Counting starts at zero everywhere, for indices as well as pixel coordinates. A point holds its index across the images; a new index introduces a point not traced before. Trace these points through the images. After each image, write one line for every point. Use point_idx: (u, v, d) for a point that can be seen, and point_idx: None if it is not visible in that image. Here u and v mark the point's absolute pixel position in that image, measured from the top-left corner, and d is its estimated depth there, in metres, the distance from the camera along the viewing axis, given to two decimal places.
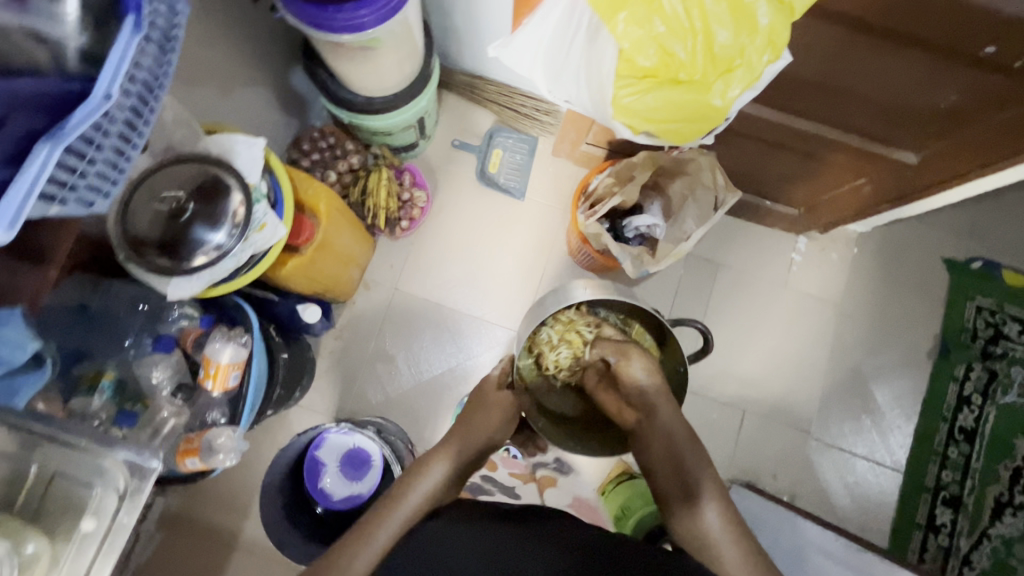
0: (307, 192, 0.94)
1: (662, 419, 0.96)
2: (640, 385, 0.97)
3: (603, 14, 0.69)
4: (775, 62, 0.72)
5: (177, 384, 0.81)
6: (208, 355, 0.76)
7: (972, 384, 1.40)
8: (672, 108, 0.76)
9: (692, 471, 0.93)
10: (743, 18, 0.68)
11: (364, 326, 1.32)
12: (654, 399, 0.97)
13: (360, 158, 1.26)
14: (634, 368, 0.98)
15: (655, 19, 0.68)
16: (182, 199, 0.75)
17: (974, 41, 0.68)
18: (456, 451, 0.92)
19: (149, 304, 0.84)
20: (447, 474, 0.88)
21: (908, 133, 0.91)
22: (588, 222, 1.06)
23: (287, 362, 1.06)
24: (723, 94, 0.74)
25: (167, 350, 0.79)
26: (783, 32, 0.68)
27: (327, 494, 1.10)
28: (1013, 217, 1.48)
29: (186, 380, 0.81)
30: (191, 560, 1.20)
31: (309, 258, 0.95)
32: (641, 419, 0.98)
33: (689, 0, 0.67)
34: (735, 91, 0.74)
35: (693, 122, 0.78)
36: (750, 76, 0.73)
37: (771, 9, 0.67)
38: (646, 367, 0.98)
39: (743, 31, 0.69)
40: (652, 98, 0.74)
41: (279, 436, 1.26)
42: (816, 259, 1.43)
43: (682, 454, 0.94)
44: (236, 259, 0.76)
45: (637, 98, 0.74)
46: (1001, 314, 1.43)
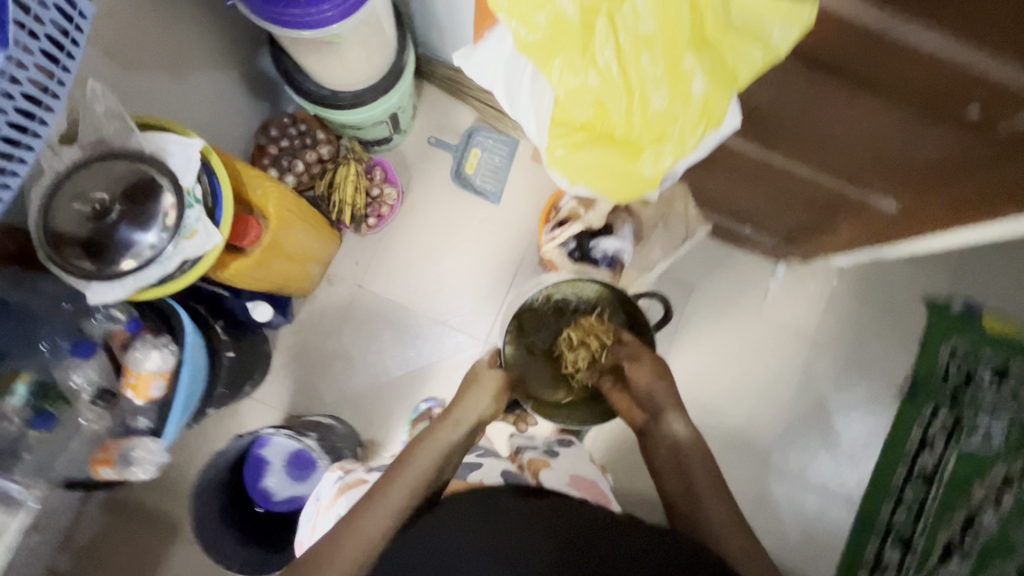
0: (256, 192, 0.90)
1: (671, 421, 0.85)
2: (651, 387, 0.88)
3: (536, 60, 0.65)
4: (711, 133, 0.68)
5: (99, 387, 0.79)
6: (130, 364, 0.76)
7: (937, 427, 1.37)
8: (604, 168, 0.73)
9: (695, 477, 0.79)
10: (679, 85, 0.63)
11: (323, 322, 1.29)
12: (663, 402, 0.87)
13: (330, 149, 1.21)
14: (645, 372, 0.89)
15: (590, 72, 0.64)
16: (107, 201, 0.72)
17: (955, 104, 0.65)
18: (451, 435, 0.79)
19: (74, 302, 0.77)
20: (445, 451, 0.77)
21: (890, 183, 0.86)
22: (546, 245, 1.09)
23: (232, 361, 1.04)
24: (655, 162, 0.71)
25: (88, 354, 0.77)
26: (718, 105, 0.64)
27: (269, 494, 1.09)
28: (1005, 259, 1.40)
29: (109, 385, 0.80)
30: (134, 545, 1.19)
31: (256, 259, 0.91)
32: (649, 421, 0.88)
33: (624, 59, 0.63)
34: (670, 160, 0.70)
35: (628, 187, 0.75)
36: (682, 148, 0.69)
37: (706, 82, 0.62)
38: (649, 367, 0.89)
39: (679, 97, 0.64)
40: (584, 153, 0.72)
41: (230, 427, 1.24)
42: (793, 289, 1.39)
43: (688, 458, 0.81)
44: (164, 265, 0.72)
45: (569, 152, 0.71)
46: (976, 358, 1.37)
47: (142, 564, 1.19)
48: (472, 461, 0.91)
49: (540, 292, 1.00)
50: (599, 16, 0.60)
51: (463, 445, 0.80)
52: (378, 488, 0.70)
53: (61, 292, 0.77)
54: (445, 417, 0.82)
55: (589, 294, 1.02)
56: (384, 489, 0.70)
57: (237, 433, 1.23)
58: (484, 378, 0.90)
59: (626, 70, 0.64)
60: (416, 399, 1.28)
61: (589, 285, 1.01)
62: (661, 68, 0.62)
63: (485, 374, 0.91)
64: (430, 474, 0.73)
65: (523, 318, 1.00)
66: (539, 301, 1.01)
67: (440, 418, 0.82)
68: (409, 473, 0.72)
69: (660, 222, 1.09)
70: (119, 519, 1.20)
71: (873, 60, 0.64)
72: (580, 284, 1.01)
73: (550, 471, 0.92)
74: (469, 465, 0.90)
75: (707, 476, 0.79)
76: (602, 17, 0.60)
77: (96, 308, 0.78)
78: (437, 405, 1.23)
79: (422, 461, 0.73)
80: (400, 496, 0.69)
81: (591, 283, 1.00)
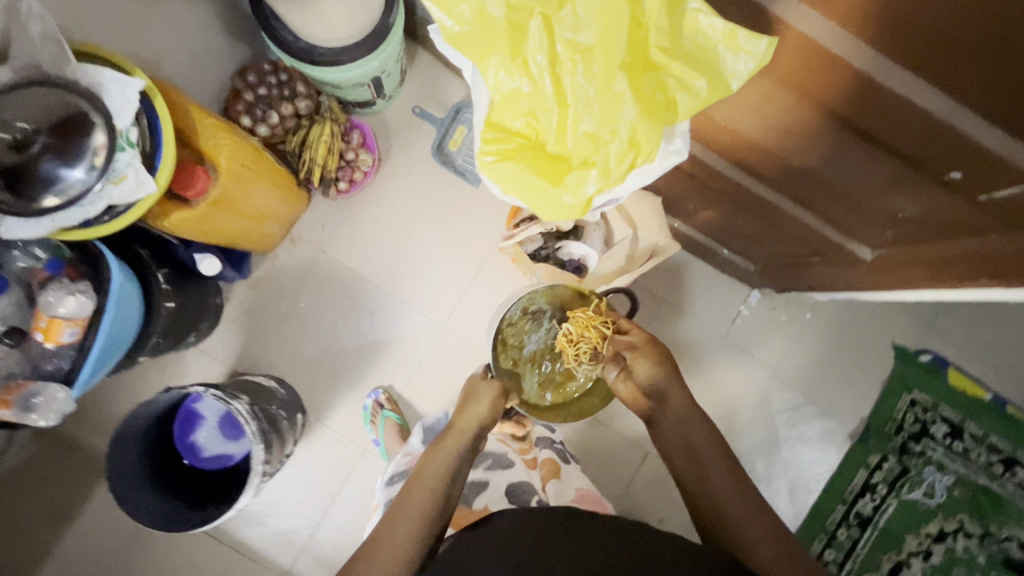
0: (207, 142, 0.86)
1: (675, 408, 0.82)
2: (653, 374, 0.85)
3: (464, 52, 0.57)
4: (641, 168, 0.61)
5: (6, 324, 0.78)
6: (41, 308, 0.76)
7: (882, 474, 1.28)
8: (527, 186, 0.62)
9: (707, 464, 0.76)
10: (609, 105, 0.57)
11: (281, 282, 1.25)
12: (667, 386, 0.84)
13: (308, 105, 1.12)
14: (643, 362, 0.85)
15: (520, 74, 0.57)
16: (30, 131, 0.67)
17: (940, 162, 0.63)
18: (454, 445, 0.80)
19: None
20: (454, 457, 0.79)
21: (866, 229, 0.83)
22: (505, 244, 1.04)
23: (172, 312, 1.00)
24: (577, 191, 0.61)
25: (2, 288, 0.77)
26: (647, 135, 0.58)
27: (198, 450, 1.09)
28: (991, 320, 1.32)
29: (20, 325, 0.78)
30: (60, 476, 1.18)
31: (200, 212, 0.87)
32: (653, 409, 0.85)
33: (556, 67, 0.56)
34: (594, 189, 0.61)
35: (549, 213, 0.64)
36: (609, 179, 0.60)
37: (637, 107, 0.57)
38: (650, 354, 0.85)
39: (607, 121, 0.57)
40: (509, 166, 0.61)
41: (170, 374, 1.21)
42: (763, 316, 1.32)
43: (695, 438, 0.78)
44: (85, 211, 0.69)
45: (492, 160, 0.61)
46: (933, 412, 1.29)
47: (66, 498, 1.18)
48: (480, 478, 0.93)
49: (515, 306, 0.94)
50: (534, 18, 0.55)
51: (469, 450, 0.81)
52: (398, 505, 0.72)
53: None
54: (450, 428, 0.83)
55: (562, 299, 0.96)
56: (406, 503, 0.72)
57: (177, 381, 1.20)
58: (481, 387, 0.89)
59: (557, 78, 0.57)
60: (363, 392, 1.25)
61: (559, 289, 0.95)
62: (593, 84, 0.56)
63: (482, 382, 0.89)
64: (444, 482, 0.75)
65: (503, 335, 0.94)
66: (514, 315, 0.95)
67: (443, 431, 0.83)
68: (423, 482, 0.75)
69: (632, 232, 1.05)
70: (48, 452, 1.18)
71: (864, 103, 0.62)
72: (551, 290, 0.96)
73: (557, 484, 0.95)
74: (477, 485, 0.92)
75: (722, 462, 0.76)
76: (537, 18, 0.55)
77: (17, 245, 0.79)
78: (383, 394, 1.23)
79: (434, 472, 0.76)
80: (421, 505, 0.72)
81: (562, 282, 0.94)
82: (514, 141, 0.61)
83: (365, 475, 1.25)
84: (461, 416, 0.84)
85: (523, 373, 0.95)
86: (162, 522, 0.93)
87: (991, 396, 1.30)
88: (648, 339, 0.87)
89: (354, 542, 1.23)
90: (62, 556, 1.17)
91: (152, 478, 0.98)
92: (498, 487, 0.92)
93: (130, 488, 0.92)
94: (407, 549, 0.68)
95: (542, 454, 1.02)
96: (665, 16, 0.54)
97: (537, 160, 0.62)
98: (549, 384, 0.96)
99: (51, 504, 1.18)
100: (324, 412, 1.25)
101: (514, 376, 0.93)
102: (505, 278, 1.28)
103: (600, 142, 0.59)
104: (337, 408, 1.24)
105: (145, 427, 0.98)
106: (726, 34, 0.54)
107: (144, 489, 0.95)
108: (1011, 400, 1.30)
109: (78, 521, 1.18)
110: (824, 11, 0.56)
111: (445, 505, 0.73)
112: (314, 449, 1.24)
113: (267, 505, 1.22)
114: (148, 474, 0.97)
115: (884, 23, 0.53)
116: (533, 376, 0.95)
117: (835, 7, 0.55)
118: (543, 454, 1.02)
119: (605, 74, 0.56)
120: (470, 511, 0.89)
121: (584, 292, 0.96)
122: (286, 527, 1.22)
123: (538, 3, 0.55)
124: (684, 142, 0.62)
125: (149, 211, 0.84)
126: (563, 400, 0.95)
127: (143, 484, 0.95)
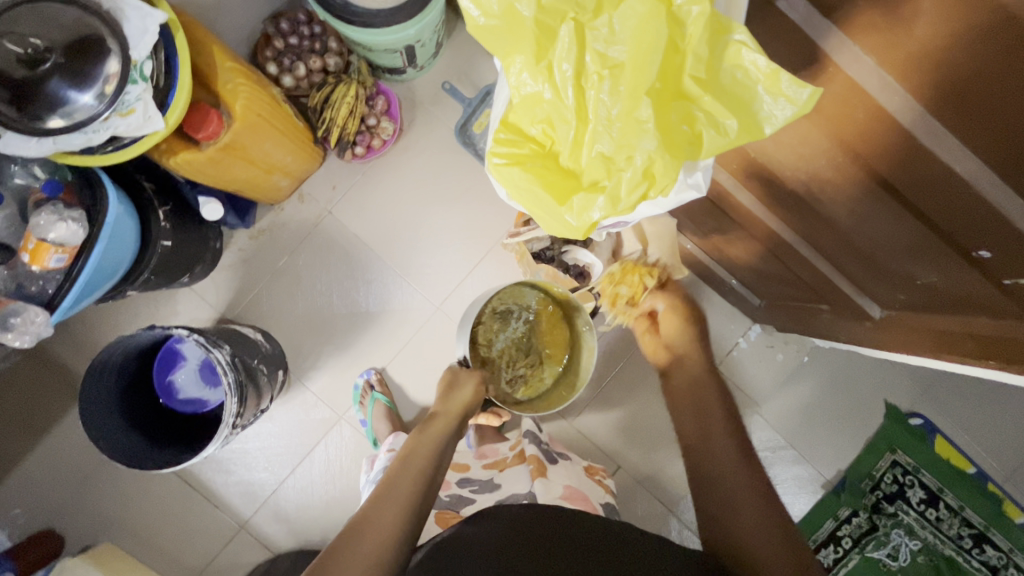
0: (225, 86, 0.84)
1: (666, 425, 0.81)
2: (675, 328, 0.93)
3: (491, 48, 0.54)
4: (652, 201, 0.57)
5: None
6: (30, 230, 0.75)
7: (849, 529, 1.26)
8: (532, 196, 0.59)
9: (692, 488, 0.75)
10: (628, 131, 0.53)
11: (283, 237, 1.24)
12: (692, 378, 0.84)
13: (337, 62, 1.12)
14: (674, 320, 0.94)
15: (543, 80, 0.54)
16: (42, 47, 0.69)
17: (968, 237, 0.59)
18: (442, 429, 0.82)
19: None
20: (439, 442, 0.79)
21: (880, 287, 0.80)
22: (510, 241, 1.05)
23: (168, 252, 0.98)
24: (581, 213, 0.58)
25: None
26: (664, 169, 0.54)
27: (174, 390, 1.09)
28: (994, 397, 1.27)
29: (8, 240, 0.79)
30: (38, 390, 1.19)
31: (208, 155, 0.86)
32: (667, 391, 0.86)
33: (580, 82, 0.53)
34: (600, 216, 0.57)
35: (552, 227, 0.62)
36: (616, 207, 0.57)
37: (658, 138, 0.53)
38: (676, 309, 0.95)
39: (624, 148, 0.54)
40: (517, 172, 0.59)
41: (159, 310, 1.21)
42: (760, 353, 1.30)
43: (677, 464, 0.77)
44: (86, 137, 0.70)
45: (500, 165, 0.59)
46: (913, 477, 1.26)
47: (41, 415, 1.19)
48: (465, 494, 0.92)
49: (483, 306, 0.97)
50: (565, 23, 0.51)
51: (455, 435, 0.82)
52: (383, 489, 0.69)
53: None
54: (436, 413, 0.85)
55: (528, 301, 1.01)
56: (396, 480, 0.71)
57: (165, 318, 1.20)
58: (463, 376, 0.90)
59: (582, 92, 0.54)
60: (355, 371, 1.25)
61: (525, 291, 1.00)
62: (617, 104, 0.53)
63: (462, 372, 0.91)
64: (434, 459, 0.75)
65: (474, 334, 0.98)
66: (484, 316, 0.99)
67: (428, 417, 0.84)
68: (412, 464, 0.74)
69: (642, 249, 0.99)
70: (30, 367, 1.19)
71: (899, 164, 0.59)
72: (518, 291, 1.00)
73: (543, 481, 0.90)
74: (463, 498, 0.91)
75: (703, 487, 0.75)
76: (569, 24, 0.51)
77: (16, 161, 0.80)
78: (375, 375, 1.23)
79: (421, 454, 0.76)
80: (411, 483, 0.70)
81: (529, 283, 0.98)
82: (527, 147, 0.58)
83: (336, 442, 1.24)
84: (444, 403, 0.86)
85: (495, 367, 1.00)
86: (126, 459, 0.93)
87: (975, 470, 1.26)
88: (677, 296, 0.97)
89: (315, 505, 1.23)
90: (30, 470, 1.19)
91: (123, 410, 0.99)
92: (482, 501, 0.91)
93: (102, 417, 0.93)
94: (395, 530, 0.64)
95: (527, 447, 0.99)
96: (706, 44, 0.51)
97: (548, 172, 0.58)
98: (520, 380, 1.01)
99: (25, 418, 1.19)
100: (305, 372, 1.24)
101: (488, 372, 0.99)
102: (507, 271, 1.26)
103: (614, 167, 0.55)
104: (319, 371, 1.24)
105: (123, 359, 0.98)
106: (768, 75, 0.50)
107: (113, 421, 0.95)
108: (993, 477, 1.26)
109: (49, 440, 1.19)
110: (879, 59, 0.54)
111: (431, 489, 0.71)
112: (289, 407, 1.24)
113: (236, 455, 1.23)
114: (119, 404, 0.98)
115: (938, 83, 0.51)
116: (505, 373, 1.00)
117: (892, 57, 0.53)
118: (528, 449, 0.98)
119: (631, 96, 0.52)
120: (455, 517, 0.88)
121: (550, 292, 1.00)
122: (250, 480, 1.23)
123: (572, 8, 0.51)
124: (703, 178, 0.58)
125: (157, 146, 0.84)
126: (532, 394, 1.01)
127: (112, 415, 0.95)
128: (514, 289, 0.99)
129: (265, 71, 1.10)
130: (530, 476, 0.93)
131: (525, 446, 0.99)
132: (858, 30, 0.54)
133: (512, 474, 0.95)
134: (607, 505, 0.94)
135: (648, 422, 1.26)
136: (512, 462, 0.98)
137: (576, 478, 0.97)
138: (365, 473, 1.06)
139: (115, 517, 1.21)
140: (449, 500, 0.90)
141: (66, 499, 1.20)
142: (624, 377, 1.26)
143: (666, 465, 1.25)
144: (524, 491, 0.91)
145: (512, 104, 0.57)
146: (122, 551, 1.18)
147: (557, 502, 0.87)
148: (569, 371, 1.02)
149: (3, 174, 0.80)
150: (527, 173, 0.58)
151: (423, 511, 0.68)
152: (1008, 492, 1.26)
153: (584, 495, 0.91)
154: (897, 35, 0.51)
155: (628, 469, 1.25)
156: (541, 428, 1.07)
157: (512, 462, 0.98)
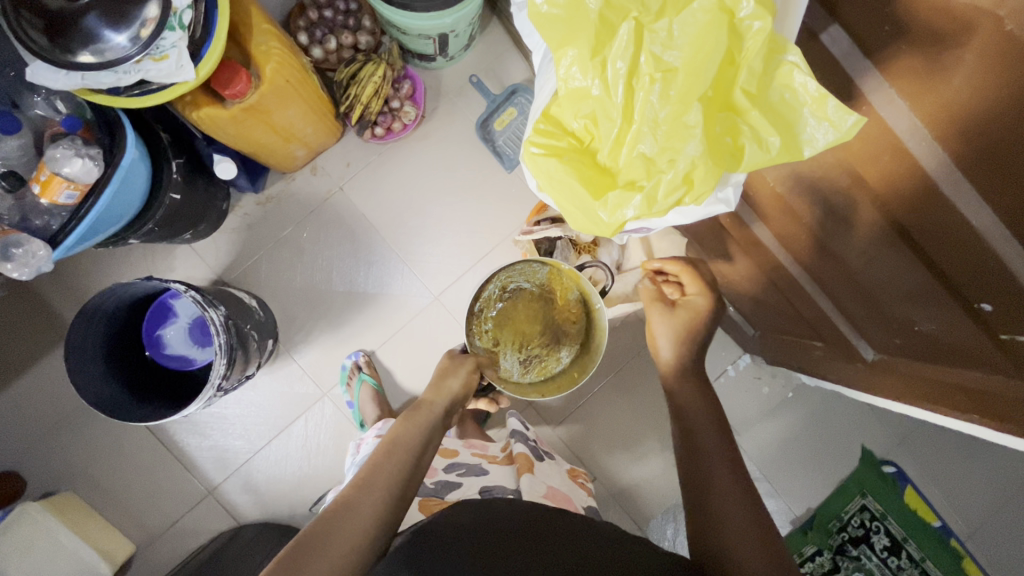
0: (259, 48, 0.84)
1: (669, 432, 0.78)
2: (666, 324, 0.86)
3: (549, 42, 0.55)
4: (687, 206, 0.58)
5: (9, 166, 0.79)
6: (45, 163, 0.75)
7: (811, 567, 1.26)
8: (566, 189, 0.60)
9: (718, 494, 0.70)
10: (673, 136, 0.54)
11: (291, 207, 1.23)
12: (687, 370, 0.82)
13: (368, 42, 1.13)
14: (661, 331, 0.86)
15: (598, 76, 0.55)
16: None
17: (970, 288, 0.61)
18: (427, 417, 0.80)
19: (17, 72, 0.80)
20: (424, 430, 0.78)
21: (877, 330, 0.81)
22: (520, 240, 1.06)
23: (175, 205, 0.97)
24: (614, 209, 0.59)
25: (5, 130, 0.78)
26: (702, 175, 0.55)
27: (162, 344, 1.08)
28: (973, 457, 1.26)
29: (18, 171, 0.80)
30: (21, 328, 1.17)
31: (231, 113, 0.85)
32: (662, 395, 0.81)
33: (634, 84, 0.54)
34: (633, 215, 0.58)
35: (582, 221, 0.63)
36: (650, 207, 0.57)
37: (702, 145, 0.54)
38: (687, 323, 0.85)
39: (668, 150, 0.55)
40: (554, 165, 0.59)
41: (156, 264, 1.20)
42: (746, 383, 1.31)
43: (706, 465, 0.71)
44: (116, 77, 0.71)
45: (539, 155, 0.59)
46: (879, 523, 1.26)
47: (22, 352, 1.17)
48: (451, 479, 0.91)
49: (492, 285, 0.97)
50: (627, 21, 0.52)
51: (440, 423, 0.81)
52: (361, 476, 0.68)
53: (8, 59, 0.80)
54: (421, 402, 0.83)
55: (540, 277, 0.98)
56: (380, 466, 0.70)
57: (161, 272, 1.19)
58: (456, 363, 0.90)
59: (633, 94, 0.54)
60: (344, 352, 1.24)
61: (538, 269, 0.97)
62: (666, 107, 0.53)
63: (456, 359, 0.91)
64: (413, 451, 0.73)
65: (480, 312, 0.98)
66: (493, 294, 0.98)
67: (414, 403, 0.83)
68: (398, 447, 0.73)
69: None
70: (18, 303, 1.17)
71: (919, 209, 0.61)
72: (530, 269, 0.96)
73: (530, 477, 0.90)
74: (449, 484, 0.90)
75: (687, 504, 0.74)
76: (630, 22, 0.52)
77: (40, 91, 0.81)
78: (363, 357, 1.22)
79: (404, 443, 0.74)
80: (386, 477, 0.68)
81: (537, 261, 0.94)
82: (566, 141, 0.60)
83: (317, 418, 1.23)
84: (435, 392, 0.84)
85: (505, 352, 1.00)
86: (107, 408, 0.92)
87: (940, 524, 1.25)
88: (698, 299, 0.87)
89: (287, 480, 1.22)
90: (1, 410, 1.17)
91: (108, 359, 0.97)
92: (468, 486, 0.90)
93: (86, 361, 0.91)
94: (370, 522, 0.63)
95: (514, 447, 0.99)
96: (761, 60, 0.52)
97: (584, 167, 0.59)
98: (534, 361, 1.01)
99: (5, 357, 1.17)
100: (294, 345, 1.23)
101: (493, 352, 0.98)
102: None
103: (655, 168, 0.56)
104: (310, 345, 1.23)
105: (115, 307, 0.96)
106: (816, 98, 0.52)
107: (96, 368, 0.93)
108: (958, 534, 1.25)
109: (25, 380, 1.17)
110: (911, 104, 0.57)
111: (414, 479, 0.71)
112: (274, 378, 1.23)
113: (215, 419, 1.22)
114: (103, 352, 0.96)
115: (964, 131, 0.53)
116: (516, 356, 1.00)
117: (927, 104, 0.55)
118: (516, 448, 0.98)
119: (681, 101, 0.53)
120: (439, 503, 0.86)
121: (562, 271, 0.95)
122: (224, 446, 1.22)
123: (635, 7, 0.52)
124: (733, 193, 0.60)
125: (183, 97, 0.84)
126: (546, 375, 1.00)
127: (96, 366, 0.93)
128: (524, 266, 0.96)
129: (296, 40, 1.11)
130: (518, 472, 0.93)
131: (513, 446, 0.99)
132: (895, 73, 0.56)
133: (500, 468, 0.95)
134: (588, 507, 0.95)
135: (623, 435, 1.26)
136: (501, 461, 0.98)
137: (559, 479, 0.97)
138: (350, 457, 1.04)
139: (82, 466, 1.19)
140: (435, 487, 0.89)
141: (36, 441, 1.18)
142: (609, 391, 1.26)
143: (642, 484, 1.25)
144: (511, 486, 0.91)
145: (558, 96, 0.58)
146: (82, 503, 1.16)
147: (540, 499, 0.87)
148: (584, 352, 0.99)
149: (25, 103, 0.81)
150: (564, 165, 0.58)
151: (402, 499, 0.68)
152: (969, 550, 1.25)
153: (565, 496, 0.92)
154: (932, 83, 0.54)
155: (605, 481, 1.25)
156: (529, 429, 1.08)
157: (501, 461, 0.98)
